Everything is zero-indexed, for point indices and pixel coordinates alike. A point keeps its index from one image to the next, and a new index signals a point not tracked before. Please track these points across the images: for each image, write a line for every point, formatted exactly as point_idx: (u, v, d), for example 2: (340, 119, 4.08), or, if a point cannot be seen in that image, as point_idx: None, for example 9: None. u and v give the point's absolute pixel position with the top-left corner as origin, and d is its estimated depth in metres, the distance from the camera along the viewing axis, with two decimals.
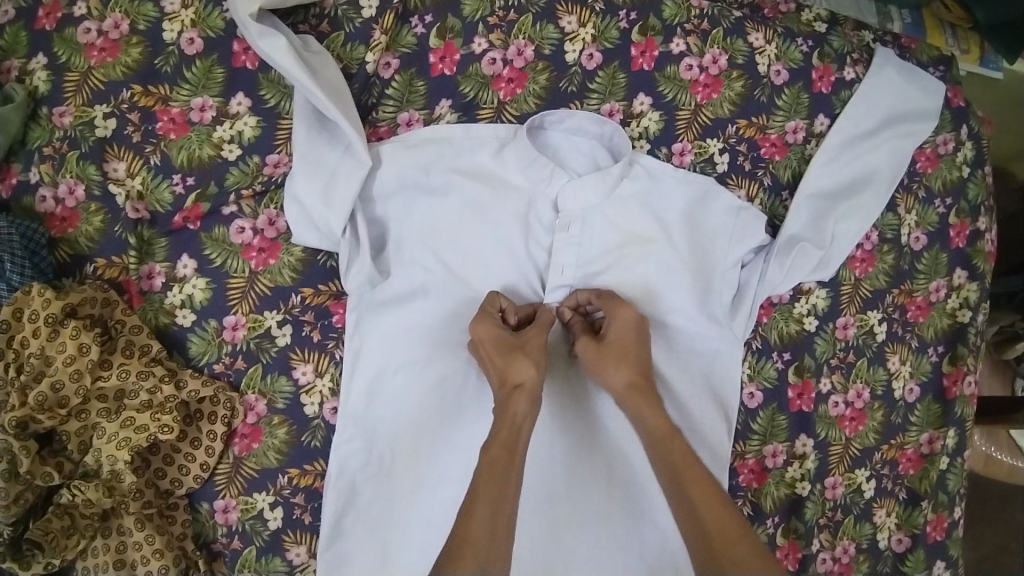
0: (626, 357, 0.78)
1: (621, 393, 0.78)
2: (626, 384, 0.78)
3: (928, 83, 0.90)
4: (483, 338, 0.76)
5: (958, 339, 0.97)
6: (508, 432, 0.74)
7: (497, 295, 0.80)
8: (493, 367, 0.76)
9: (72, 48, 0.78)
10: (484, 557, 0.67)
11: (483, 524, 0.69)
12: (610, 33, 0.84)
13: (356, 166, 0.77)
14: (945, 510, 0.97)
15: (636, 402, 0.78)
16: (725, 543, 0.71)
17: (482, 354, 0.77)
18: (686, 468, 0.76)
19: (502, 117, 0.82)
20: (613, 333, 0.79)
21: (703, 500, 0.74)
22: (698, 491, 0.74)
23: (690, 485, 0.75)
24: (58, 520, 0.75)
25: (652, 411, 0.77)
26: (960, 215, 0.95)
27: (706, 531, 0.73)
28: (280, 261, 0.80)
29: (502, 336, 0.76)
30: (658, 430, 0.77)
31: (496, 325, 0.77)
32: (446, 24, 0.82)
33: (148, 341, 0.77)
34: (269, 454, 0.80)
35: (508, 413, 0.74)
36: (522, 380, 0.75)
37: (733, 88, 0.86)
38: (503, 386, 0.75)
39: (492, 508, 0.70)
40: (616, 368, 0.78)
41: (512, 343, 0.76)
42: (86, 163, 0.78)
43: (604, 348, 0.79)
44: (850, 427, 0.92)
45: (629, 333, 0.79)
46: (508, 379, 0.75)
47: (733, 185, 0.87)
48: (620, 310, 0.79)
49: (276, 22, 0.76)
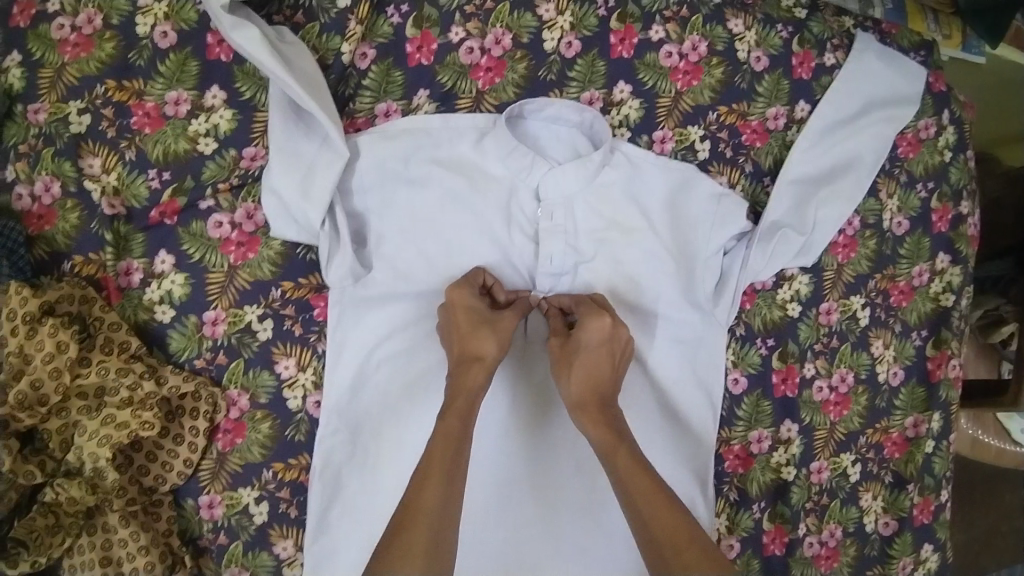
0: (590, 367, 0.76)
1: (571, 405, 0.76)
2: (576, 399, 0.76)
3: (908, 67, 0.90)
4: (455, 303, 0.76)
5: (942, 323, 0.97)
6: (464, 401, 0.73)
7: (482, 270, 0.80)
8: (457, 334, 0.75)
9: (47, 44, 0.77)
10: (433, 533, 0.66)
11: (438, 490, 0.68)
12: (589, 20, 0.83)
13: (334, 158, 0.76)
14: (931, 493, 0.98)
15: (585, 419, 0.75)
16: (675, 551, 0.68)
17: (449, 320, 0.76)
18: (638, 482, 0.72)
19: (481, 106, 0.82)
20: (584, 340, 0.76)
21: (655, 515, 0.70)
22: (650, 505, 0.71)
23: (642, 502, 0.71)
24: (43, 519, 0.73)
25: (596, 427, 0.75)
26: (942, 199, 0.96)
27: (657, 541, 0.69)
28: (259, 255, 0.79)
29: (475, 308, 0.76)
30: (600, 443, 0.74)
31: (469, 294, 0.76)
32: (422, 13, 0.81)
33: (127, 338, 0.76)
34: (253, 449, 0.80)
35: (464, 385, 0.74)
36: (482, 353, 0.75)
37: (713, 74, 0.86)
38: (461, 359, 0.75)
39: (445, 476, 0.69)
40: (575, 376, 0.76)
41: (483, 316, 0.76)
42: (62, 159, 0.77)
43: (566, 350, 0.77)
44: (835, 412, 0.92)
45: (601, 347, 0.76)
46: (467, 349, 0.75)
47: (715, 171, 0.87)
48: (597, 322, 0.75)
49: (250, 14, 0.76)
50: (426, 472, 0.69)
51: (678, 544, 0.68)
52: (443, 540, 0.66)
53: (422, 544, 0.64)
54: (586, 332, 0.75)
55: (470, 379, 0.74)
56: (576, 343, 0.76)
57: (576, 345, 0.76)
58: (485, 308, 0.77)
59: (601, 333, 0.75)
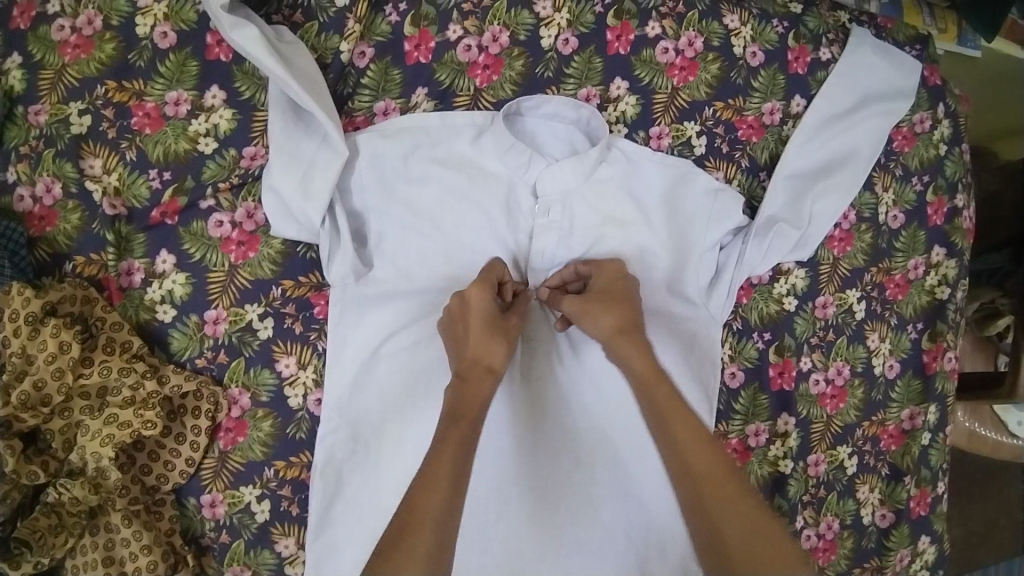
0: (614, 302, 0.77)
1: (607, 337, 0.76)
2: (614, 326, 0.76)
3: (903, 61, 0.91)
4: (474, 303, 0.75)
5: (937, 316, 0.98)
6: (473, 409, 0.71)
7: (496, 263, 0.79)
8: (472, 340, 0.74)
9: (46, 45, 0.77)
10: (438, 530, 0.63)
11: (444, 492, 0.65)
12: (586, 17, 0.84)
13: (333, 156, 0.77)
14: (927, 484, 0.99)
15: (625, 348, 0.75)
16: (715, 488, 0.68)
17: (464, 320, 0.75)
18: (676, 418, 0.72)
19: (479, 104, 0.82)
20: (599, 285, 0.79)
21: (692, 451, 0.70)
22: (690, 442, 0.71)
23: (679, 436, 0.71)
24: (45, 519, 0.74)
25: (639, 353, 0.75)
26: (937, 192, 0.96)
27: (696, 477, 0.69)
28: (259, 254, 0.80)
29: (491, 312, 0.75)
30: (642, 374, 0.75)
31: (488, 296, 0.75)
32: (420, 11, 0.81)
33: (129, 338, 0.77)
34: (255, 447, 0.80)
35: (473, 393, 0.72)
36: (494, 364, 0.74)
37: (710, 70, 0.86)
38: (473, 363, 0.74)
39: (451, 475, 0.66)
40: (606, 313, 0.76)
41: (496, 321, 0.75)
42: (63, 161, 0.77)
43: (588, 296, 0.77)
44: (832, 405, 0.93)
45: (617, 281, 0.79)
46: (483, 361, 0.73)
47: (711, 167, 0.87)
48: (608, 267, 0.80)
49: (249, 14, 0.76)
50: (429, 479, 0.65)
51: (715, 479, 0.69)
52: (443, 545, 0.63)
53: (427, 550, 0.62)
54: (596, 278, 0.79)
55: (478, 389, 0.73)
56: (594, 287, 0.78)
57: (594, 291, 0.78)
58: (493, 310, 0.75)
59: (612, 275, 0.79)
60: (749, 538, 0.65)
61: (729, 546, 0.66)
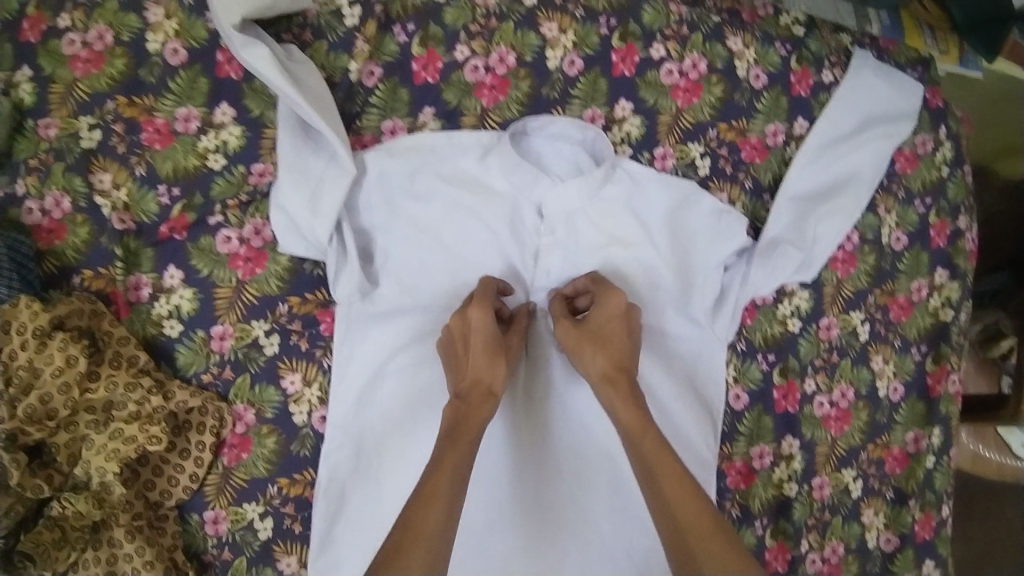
0: (604, 345, 0.78)
1: (597, 381, 0.77)
2: (601, 373, 0.77)
3: (905, 83, 0.91)
4: (475, 331, 0.75)
5: (940, 338, 0.98)
6: (472, 430, 0.73)
7: (488, 280, 0.80)
8: (473, 365, 0.75)
9: (56, 59, 0.78)
10: (434, 549, 0.65)
11: (440, 515, 0.67)
12: (591, 39, 0.85)
13: (341, 174, 0.78)
14: (932, 508, 0.99)
15: (612, 393, 0.76)
16: (697, 537, 0.68)
17: (468, 343, 0.76)
18: (660, 463, 0.72)
19: (486, 124, 0.83)
20: (597, 323, 0.79)
21: (675, 497, 0.70)
22: (671, 487, 0.71)
23: (662, 482, 0.71)
24: (49, 532, 0.75)
25: (625, 401, 0.75)
26: (939, 214, 0.97)
27: (678, 526, 0.69)
28: (267, 271, 0.80)
29: (493, 337, 0.75)
30: (628, 425, 0.74)
31: (490, 316, 0.76)
32: (428, 32, 0.82)
33: (136, 352, 0.77)
34: (259, 464, 0.81)
35: (473, 418, 0.73)
36: (495, 389, 0.75)
37: (714, 92, 0.87)
38: (473, 388, 0.75)
39: (450, 492, 0.68)
40: (597, 351, 0.77)
41: (499, 346, 0.76)
42: (72, 175, 0.78)
43: (584, 331, 0.79)
44: (836, 427, 0.93)
45: (615, 322, 0.78)
46: (485, 385, 0.75)
47: (715, 188, 0.88)
48: (609, 303, 0.79)
49: (259, 32, 0.77)
50: (427, 498, 0.67)
51: (698, 528, 0.68)
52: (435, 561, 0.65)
53: (417, 562, 0.64)
54: (596, 313, 0.79)
55: (477, 410, 0.74)
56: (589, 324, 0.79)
57: (590, 329, 0.79)
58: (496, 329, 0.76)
59: (613, 314, 0.78)
60: None
61: None
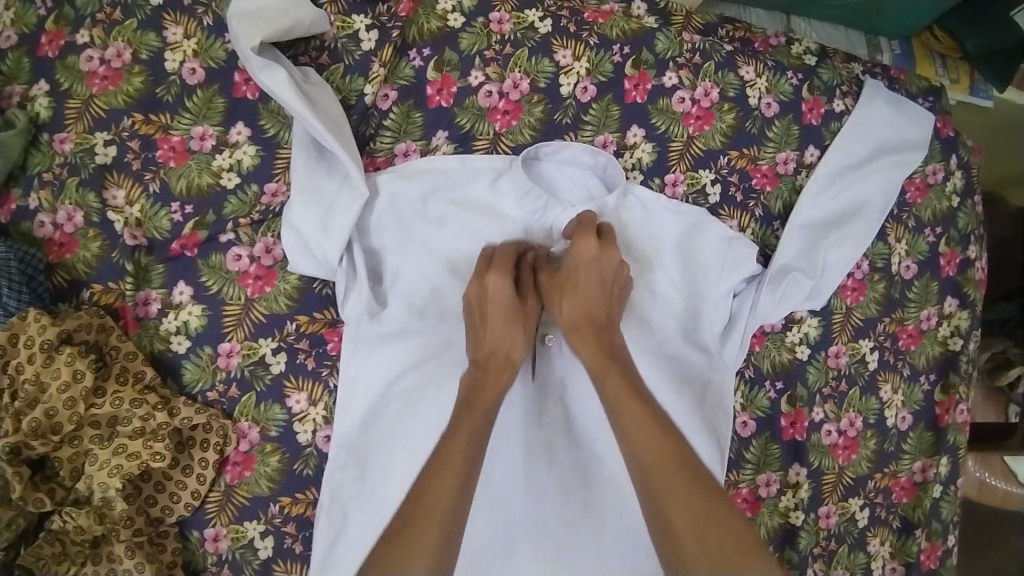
0: (574, 292, 0.78)
1: (565, 328, 0.79)
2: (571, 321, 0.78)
3: (915, 114, 0.92)
4: (492, 297, 0.77)
5: (949, 367, 0.97)
6: (487, 395, 0.76)
7: (487, 251, 0.82)
8: (490, 331, 0.78)
9: (74, 75, 0.79)
10: (446, 520, 0.67)
11: (454, 486, 0.69)
12: (605, 66, 0.86)
13: (353, 197, 0.78)
14: (938, 538, 0.98)
15: (577, 341, 0.78)
16: (660, 472, 0.69)
17: (482, 307, 0.79)
18: (626, 411, 0.73)
19: (498, 148, 0.83)
20: (568, 265, 0.79)
21: (645, 447, 0.71)
22: (637, 437, 0.71)
23: (632, 433, 0.72)
24: (49, 547, 0.74)
25: (588, 345, 0.78)
26: (949, 244, 0.97)
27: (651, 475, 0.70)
28: (276, 289, 0.81)
29: (509, 300, 0.78)
30: (591, 365, 0.77)
31: (507, 279, 0.77)
32: (443, 57, 0.83)
33: (142, 368, 0.77)
34: (261, 482, 0.80)
35: (489, 382, 0.77)
36: (510, 354, 0.78)
37: (725, 119, 0.88)
38: (483, 351, 0.78)
39: (457, 496, 0.69)
40: (566, 299, 0.79)
41: (514, 306, 0.78)
42: (86, 190, 0.79)
43: (557, 279, 0.79)
44: (844, 456, 0.92)
45: (586, 266, 0.78)
46: (500, 351, 0.78)
47: (725, 215, 0.88)
48: (584, 249, 0.78)
49: (277, 55, 0.78)
50: (439, 471, 0.70)
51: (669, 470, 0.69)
52: (449, 537, 0.66)
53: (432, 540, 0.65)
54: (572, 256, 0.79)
55: (495, 376, 0.77)
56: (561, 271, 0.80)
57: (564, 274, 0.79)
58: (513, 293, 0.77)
59: (587, 256, 0.78)
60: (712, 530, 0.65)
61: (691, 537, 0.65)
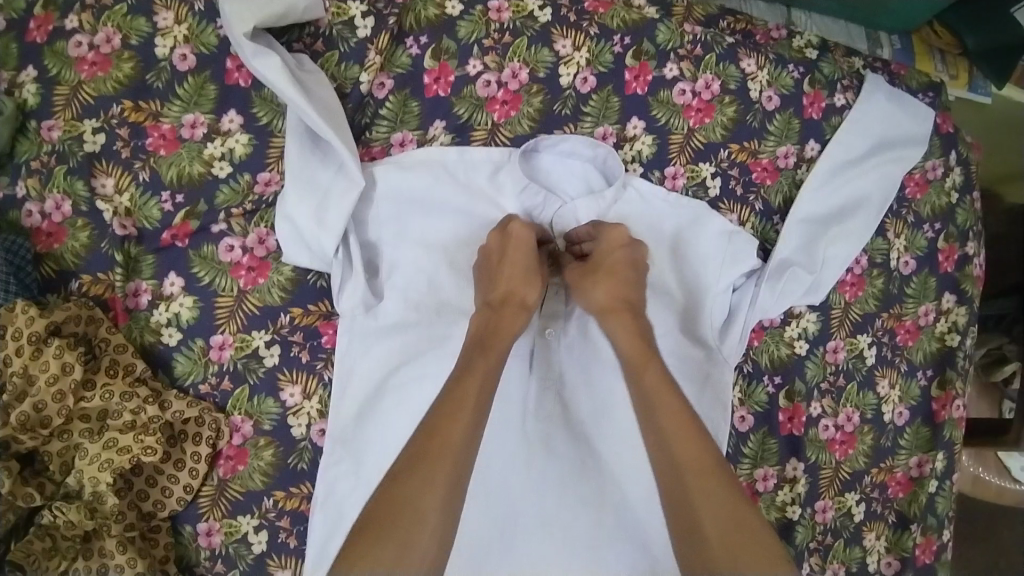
0: (609, 276, 0.78)
1: (599, 311, 0.78)
2: (604, 305, 0.78)
3: (916, 108, 0.91)
4: (514, 238, 0.78)
5: (946, 363, 0.97)
6: (503, 341, 0.75)
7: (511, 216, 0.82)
8: (505, 278, 0.77)
9: (63, 61, 0.77)
10: (456, 462, 0.65)
11: (461, 433, 0.66)
12: (605, 57, 0.84)
13: (348, 186, 0.77)
14: (933, 533, 0.98)
15: (614, 323, 0.77)
16: (698, 478, 0.67)
17: (501, 258, 0.78)
18: (660, 396, 0.73)
19: (496, 139, 0.82)
20: (602, 249, 0.80)
21: (674, 432, 0.70)
22: (668, 422, 0.71)
23: (661, 417, 0.71)
24: (39, 541, 0.73)
25: (626, 331, 0.77)
26: (948, 239, 0.96)
27: (677, 462, 0.69)
28: (269, 281, 0.79)
29: (529, 252, 0.78)
30: (629, 355, 0.76)
31: (530, 231, 0.79)
32: (441, 45, 0.82)
33: (133, 360, 0.76)
34: (255, 476, 0.79)
35: (505, 323, 0.76)
36: (528, 300, 0.77)
37: (726, 112, 0.87)
38: (502, 300, 0.77)
39: (469, 422, 0.67)
40: (600, 287, 0.78)
41: (531, 257, 0.78)
42: (74, 178, 0.77)
43: (590, 265, 0.80)
44: (840, 451, 0.92)
45: (618, 250, 0.79)
46: (517, 295, 0.77)
47: (725, 209, 0.87)
48: (614, 233, 0.80)
49: (271, 41, 0.77)
50: (451, 409, 0.67)
51: (698, 466, 0.68)
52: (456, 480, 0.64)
53: (442, 474, 0.63)
54: (601, 244, 0.80)
55: (509, 322, 0.76)
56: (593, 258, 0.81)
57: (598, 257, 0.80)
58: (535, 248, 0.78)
59: (617, 242, 0.80)
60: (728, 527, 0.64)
61: (705, 529, 0.64)
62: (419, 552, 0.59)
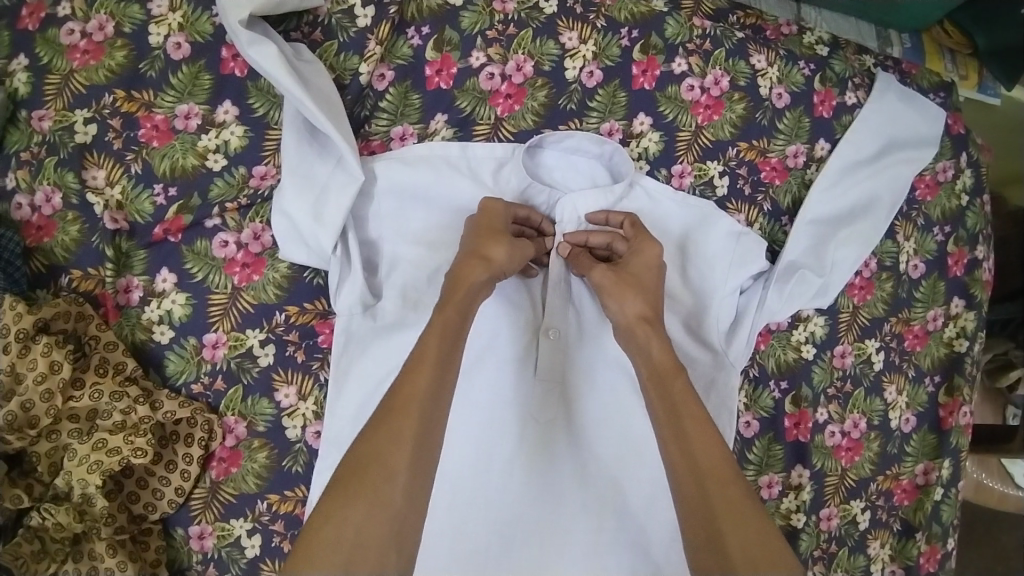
0: (639, 291, 0.74)
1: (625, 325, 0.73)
2: (637, 314, 0.73)
3: (927, 108, 0.89)
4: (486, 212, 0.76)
5: (954, 369, 0.95)
6: (463, 295, 0.70)
7: (488, 201, 0.77)
8: (472, 238, 0.74)
9: (55, 49, 0.75)
10: (424, 415, 0.63)
11: (425, 388, 0.64)
12: (612, 50, 0.82)
13: (347, 181, 0.75)
14: (938, 541, 0.96)
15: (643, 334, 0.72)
16: (721, 487, 0.64)
17: (470, 228, 0.76)
18: (690, 408, 0.69)
19: (499, 134, 0.80)
20: (635, 265, 0.76)
21: (698, 440, 0.67)
22: (696, 428, 0.68)
23: (688, 425, 0.68)
24: (27, 544, 0.70)
25: (659, 343, 0.72)
26: (958, 243, 0.94)
27: (700, 471, 0.65)
28: (264, 278, 0.77)
29: (497, 225, 0.75)
30: (659, 365, 0.71)
31: (501, 205, 0.77)
32: (443, 36, 0.80)
33: (123, 359, 0.74)
34: (248, 479, 0.77)
35: (465, 282, 0.71)
36: (491, 255, 0.72)
37: (735, 110, 0.84)
38: (469, 254, 0.73)
39: (434, 376, 0.65)
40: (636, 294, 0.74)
41: (502, 228, 0.75)
42: (65, 170, 0.74)
43: (624, 275, 0.75)
44: (847, 457, 0.90)
45: (652, 272, 0.76)
46: (479, 248, 0.72)
47: (733, 209, 0.85)
48: (647, 253, 0.77)
49: (267, 30, 0.74)
50: (417, 362, 0.66)
51: (721, 476, 0.65)
52: (427, 433, 0.63)
53: (411, 429, 0.62)
54: (633, 259, 0.77)
55: (462, 271, 0.71)
56: (627, 268, 0.76)
57: (626, 270, 0.76)
58: (508, 229, 0.75)
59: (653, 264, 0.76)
60: (749, 545, 0.62)
61: (729, 545, 0.62)
62: (386, 511, 0.58)
